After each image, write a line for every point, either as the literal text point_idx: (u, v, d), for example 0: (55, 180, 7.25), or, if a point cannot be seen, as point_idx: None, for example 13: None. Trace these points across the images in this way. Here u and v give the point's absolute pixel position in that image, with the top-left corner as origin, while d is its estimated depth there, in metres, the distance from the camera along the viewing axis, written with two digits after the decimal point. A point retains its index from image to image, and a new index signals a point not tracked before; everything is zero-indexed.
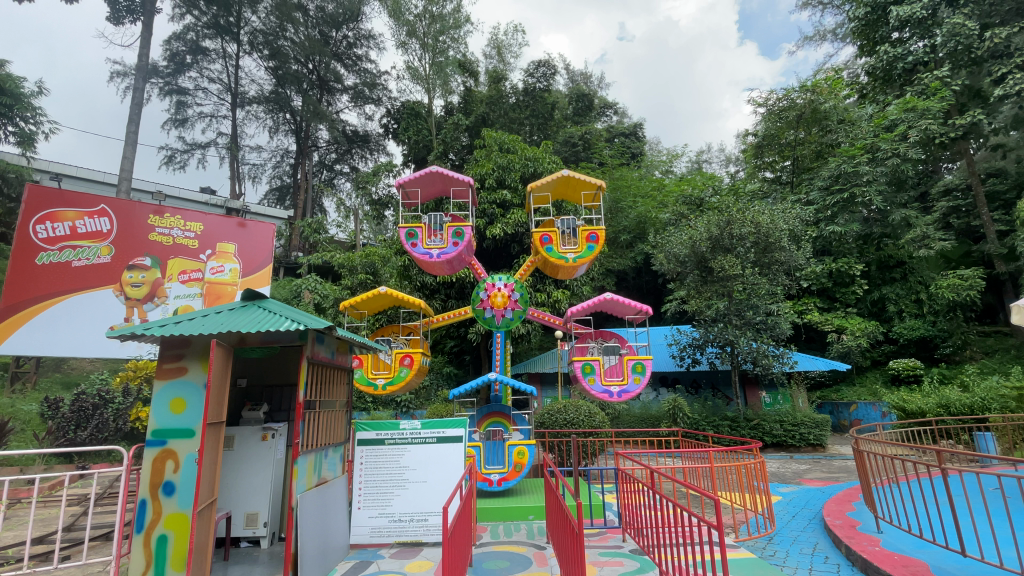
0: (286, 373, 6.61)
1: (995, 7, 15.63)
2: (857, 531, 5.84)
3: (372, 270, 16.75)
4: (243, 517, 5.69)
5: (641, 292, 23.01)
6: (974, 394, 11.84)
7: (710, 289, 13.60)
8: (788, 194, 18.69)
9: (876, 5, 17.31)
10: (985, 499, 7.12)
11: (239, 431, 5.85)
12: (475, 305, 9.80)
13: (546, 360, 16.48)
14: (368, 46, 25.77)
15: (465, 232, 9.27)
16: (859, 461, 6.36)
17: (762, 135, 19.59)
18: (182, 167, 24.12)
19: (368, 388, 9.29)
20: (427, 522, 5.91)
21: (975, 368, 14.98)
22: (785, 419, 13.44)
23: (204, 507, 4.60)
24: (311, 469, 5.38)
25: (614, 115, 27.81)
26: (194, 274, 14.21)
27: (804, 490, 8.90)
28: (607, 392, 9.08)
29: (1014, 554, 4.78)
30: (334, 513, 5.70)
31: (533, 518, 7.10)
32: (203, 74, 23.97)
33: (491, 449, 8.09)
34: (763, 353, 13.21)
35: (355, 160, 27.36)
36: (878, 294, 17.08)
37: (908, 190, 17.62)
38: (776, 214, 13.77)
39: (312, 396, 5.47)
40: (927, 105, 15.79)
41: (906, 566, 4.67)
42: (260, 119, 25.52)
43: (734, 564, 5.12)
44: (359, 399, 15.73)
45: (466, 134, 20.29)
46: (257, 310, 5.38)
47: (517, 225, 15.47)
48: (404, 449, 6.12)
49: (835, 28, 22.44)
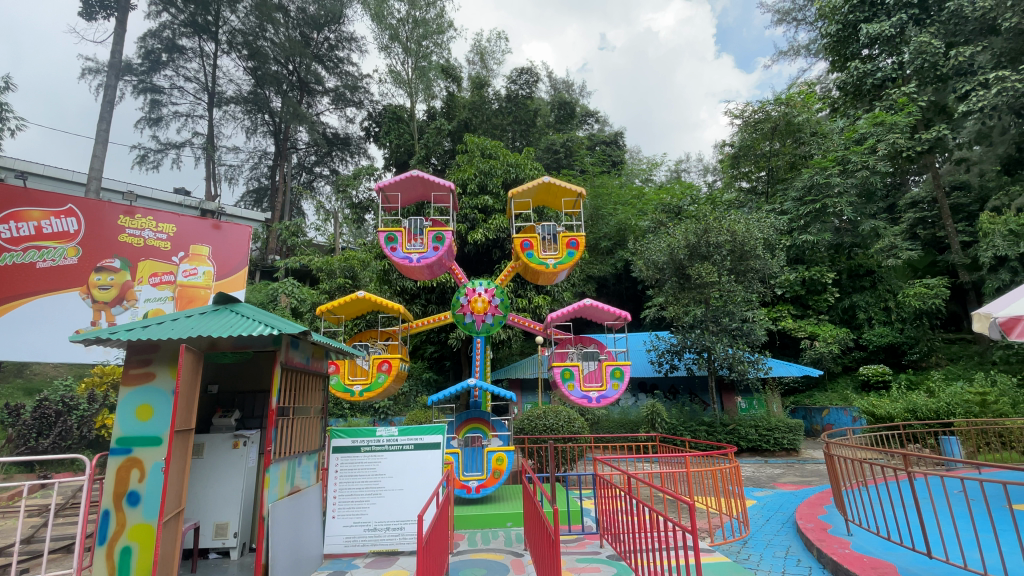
0: (259, 379, 6.47)
1: (960, 26, 16.03)
2: (828, 534, 5.96)
3: (351, 274, 16.61)
4: (212, 527, 5.52)
5: (620, 299, 23.28)
6: (939, 398, 12.23)
7: (688, 296, 13.81)
8: (763, 204, 19.15)
9: (846, 22, 17.94)
10: (950, 501, 7.34)
11: (209, 438, 5.70)
12: (455, 310, 9.73)
13: (526, 366, 16.49)
14: (350, 49, 25.56)
15: (446, 237, 9.24)
16: (829, 464, 6.46)
17: (738, 146, 19.91)
18: (156, 167, 23.53)
19: (344, 394, 9.07)
20: (403, 531, 5.78)
21: (941, 375, 15.52)
22: (760, 424, 13.65)
23: (170, 517, 4.43)
24: (284, 477, 5.26)
25: (595, 123, 28.11)
26: (166, 277, 13.76)
27: (777, 494, 9.06)
28: (586, 398, 9.08)
29: (979, 556, 4.92)
30: (307, 522, 5.58)
31: (511, 525, 7.06)
32: (179, 73, 23.43)
33: (470, 455, 8.03)
34: (738, 359, 13.43)
35: (335, 163, 27.12)
36: (849, 302, 17.58)
37: (878, 202, 18.24)
38: (751, 223, 14.05)
39: (286, 403, 5.34)
40: (894, 120, 16.42)
41: (875, 568, 4.78)
42: (237, 120, 25.04)
43: (707, 568, 5.19)
44: (337, 406, 15.51)
45: (448, 139, 20.18)
46: (230, 314, 5.27)
47: (499, 230, 15.45)
48: (380, 456, 6.02)
49: (808, 43, 23.16)
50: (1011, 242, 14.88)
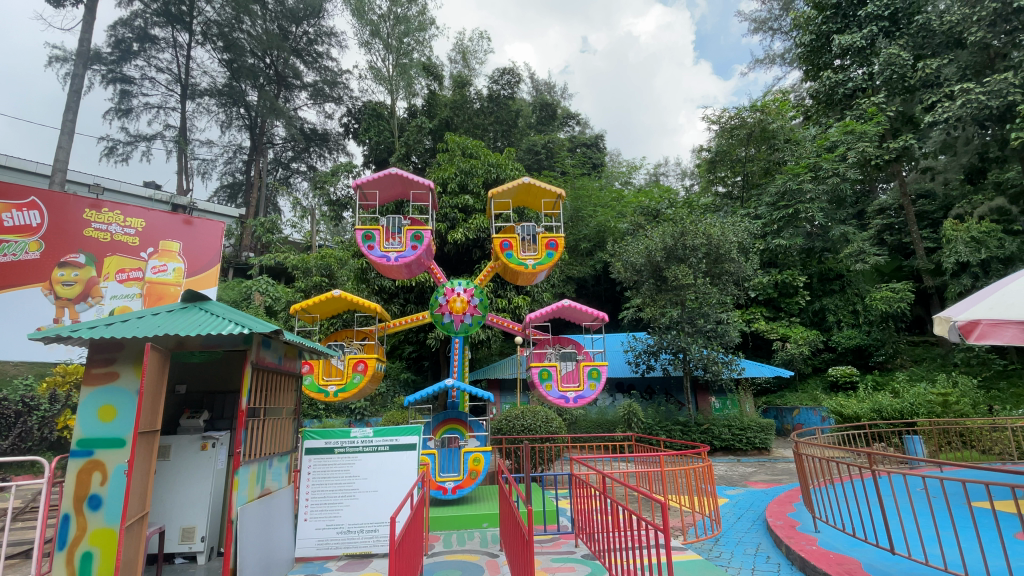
0: (229, 379, 6.32)
1: (927, 39, 16.68)
2: (796, 530, 6.13)
3: (327, 272, 16.46)
4: (178, 531, 5.35)
5: (599, 300, 23.47)
6: (904, 398, 12.68)
7: (665, 297, 13.96)
8: (738, 208, 19.59)
9: (820, 33, 18.47)
10: (913, 499, 7.61)
11: (176, 439, 5.53)
12: (434, 310, 9.66)
13: (505, 367, 16.50)
14: (330, 44, 25.14)
15: (424, 236, 9.15)
16: (798, 463, 6.63)
17: (714, 151, 20.32)
18: (125, 160, 22.78)
19: (318, 395, 8.90)
20: (376, 533, 5.72)
21: (906, 376, 16.08)
22: (733, 423, 13.94)
23: (134, 521, 4.28)
24: (254, 479, 5.15)
25: (576, 125, 28.33)
26: (134, 273, 13.29)
27: (749, 492, 9.25)
28: (564, 399, 9.11)
29: (939, 552, 5.11)
30: (278, 526, 5.46)
31: (487, 525, 7.05)
32: (150, 63, 22.73)
33: (446, 457, 7.92)
34: (712, 360, 13.70)
35: (313, 159, 26.69)
36: (819, 305, 18.08)
37: (848, 208, 18.79)
38: (726, 227, 14.32)
39: (256, 404, 5.22)
40: (863, 129, 16.94)
41: (840, 564, 4.92)
42: (211, 113, 24.43)
43: (680, 566, 5.24)
44: (312, 406, 15.28)
45: (429, 138, 19.96)
46: (199, 312, 5.13)
47: (479, 230, 15.39)
48: (355, 458, 5.93)
49: (783, 52, 23.74)
50: (972, 248, 15.54)
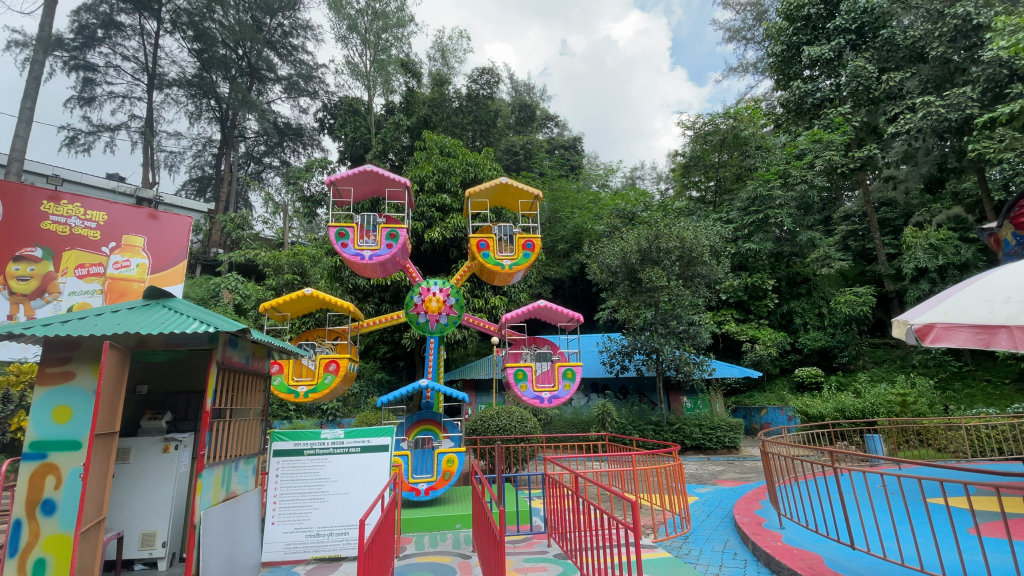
0: (193, 379, 6.12)
1: (892, 53, 17.36)
2: (762, 527, 6.29)
3: (300, 270, 16.17)
4: (138, 536, 5.14)
5: (575, 300, 23.65)
6: (865, 398, 13.15)
7: (639, 299, 14.16)
8: (711, 212, 20.06)
9: (790, 44, 19.04)
10: (872, 495, 7.90)
11: (137, 442, 5.32)
12: (409, 309, 9.55)
13: (481, 367, 16.47)
14: (306, 37, 24.64)
15: (400, 235, 9.05)
16: (764, 461, 6.81)
17: (689, 156, 20.73)
18: (87, 150, 21.85)
19: (288, 396, 8.70)
20: (347, 535, 5.61)
21: (867, 376, 16.72)
22: (703, 423, 14.23)
23: (90, 527, 4.09)
24: (219, 483, 5.00)
25: (554, 127, 28.53)
26: (93, 268, 12.54)
27: (718, 491, 9.46)
28: (538, 399, 9.13)
29: (896, 547, 5.32)
30: (243, 530, 5.31)
31: (460, 527, 7.02)
32: (116, 51, 21.89)
33: (420, 457, 7.84)
34: (684, 360, 13.96)
35: (287, 154, 26.10)
36: (787, 308, 18.63)
37: (815, 214, 19.41)
38: (699, 230, 14.58)
39: (222, 404, 5.07)
40: (830, 138, 17.49)
41: (803, 559, 5.08)
42: (179, 104, 23.66)
43: (650, 565, 5.30)
44: (282, 407, 14.97)
45: (407, 135, 19.69)
46: (162, 310, 4.95)
47: (456, 230, 15.30)
48: (325, 460, 5.82)
49: (756, 61, 24.36)
50: (931, 254, 16.24)
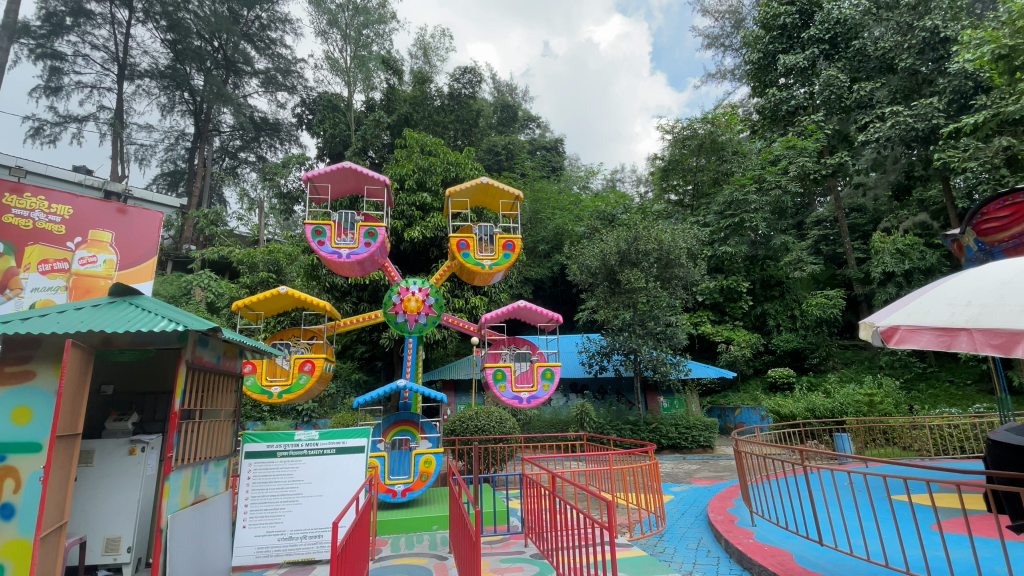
0: (161, 379, 5.94)
1: (863, 63, 17.89)
2: (735, 525, 6.42)
3: (275, 268, 15.91)
4: (102, 542, 4.94)
5: (555, 301, 23.76)
6: (835, 398, 13.53)
7: (618, 300, 14.31)
8: (688, 216, 20.42)
9: (766, 52, 19.48)
10: (841, 492, 8.13)
11: (101, 444, 5.14)
12: (387, 309, 9.44)
13: (460, 367, 16.43)
14: (284, 31, 24.14)
15: (379, 233, 8.95)
16: (737, 460, 6.94)
17: (667, 160, 21.05)
18: (53, 142, 21.03)
19: (261, 396, 8.53)
20: (320, 539, 5.51)
21: (837, 377, 17.24)
22: (680, 422, 14.46)
23: (51, 531, 3.93)
24: (187, 485, 4.87)
25: (536, 128, 28.61)
26: (58, 264, 11.33)
27: (693, 489, 9.62)
28: (517, 399, 9.15)
29: (863, 543, 5.48)
30: (212, 535, 5.17)
31: (437, 528, 6.97)
32: (85, 39, 21.14)
33: (397, 458, 7.77)
34: (661, 361, 14.17)
35: (263, 149, 25.59)
36: (761, 310, 19.08)
37: (788, 219, 19.91)
38: (677, 232, 14.78)
39: (191, 406, 4.94)
40: (803, 144, 17.97)
41: (773, 556, 5.20)
42: (151, 96, 22.93)
43: (626, 563, 5.36)
44: (255, 408, 14.71)
45: (387, 133, 19.44)
46: (128, 308, 4.80)
47: (436, 229, 15.22)
48: (299, 461, 5.72)
49: (733, 68, 24.84)
50: (898, 259, 16.83)
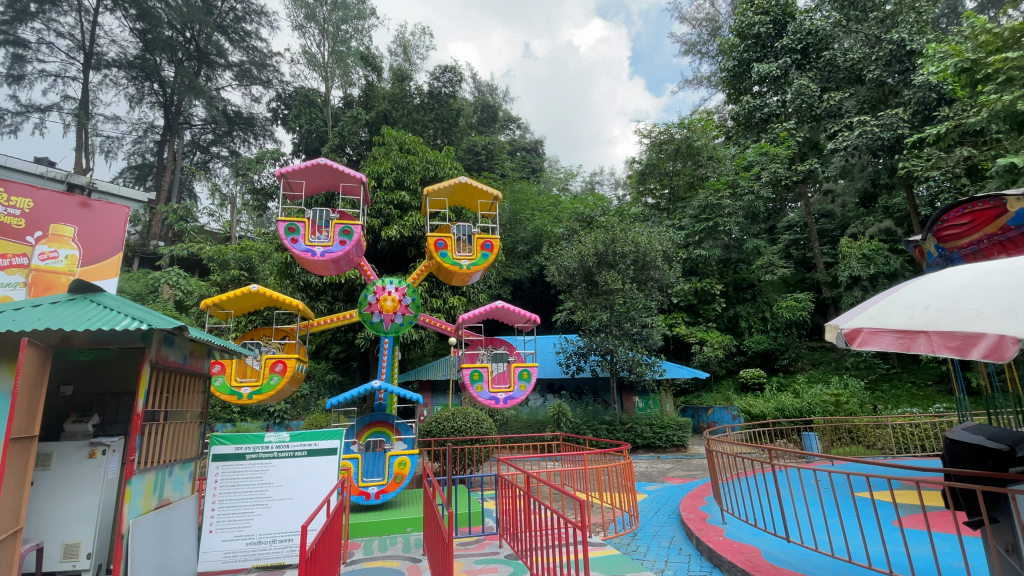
0: (125, 380, 5.74)
1: (833, 74, 18.49)
2: (706, 522, 6.56)
3: (247, 266, 15.59)
4: (60, 548, 4.73)
5: (534, 302, 23.85)
6: (803, 398, 13.93)
7: (595, 301, 14.46)
8: (665, 219, 20.76)
9: (741, 60, 19.93)
10: (808, 490, 8.37)
11: (59, 446, 4.94)
12: (363, 308, 9.31)
13: (437, 367, 16.35)
14: (260, 23, 23.58)
15: (354, 231, 8.82)
16: (709, 459, 7.07)
17: (645, 163, 21.38)
18: (14, 132, 20.15)
19: (230, 397, 8.31)
20: (290, 542, 5.40)
21: (806, 377, 17.70)
22: (654, 422, 14.67)
23: (5, 537, 3.75)
24: (150, 489, 4.72)
25: (516, 129, 28.66)
26: (16, 260, 10.17)
27: (666, 488, 9.76)
28: (493, 400, 9.14)
29: (828, 540, 5.66)
30: (176, 539, 5.02)
31: (411, 530, 6.91)
32: (50, 26, 20.31)
33: (371, 460, 7.67)
34: (637, 361, 14.37)
35: (236, 144, 24.99)
36: (733, 312, 19.56)
37: (760, 223, 20.40)
38: (653, 235, 14.99)
39: (155, 407, 4.79)
40: (775, 151, 18.47)
41: (742, 552, 5.33)
42: (119, 86, 22.13)
43: (599, 562, 5.41)
44: (225, 409, 14.38)
45: (365, 130, 19.23)
46: (89, 305, 4.63)
47: (414, 228, 15.10)
48: (269, 464, 5.60)
49: (709, 75, 25.35)
50: (863, 264, 17.42)
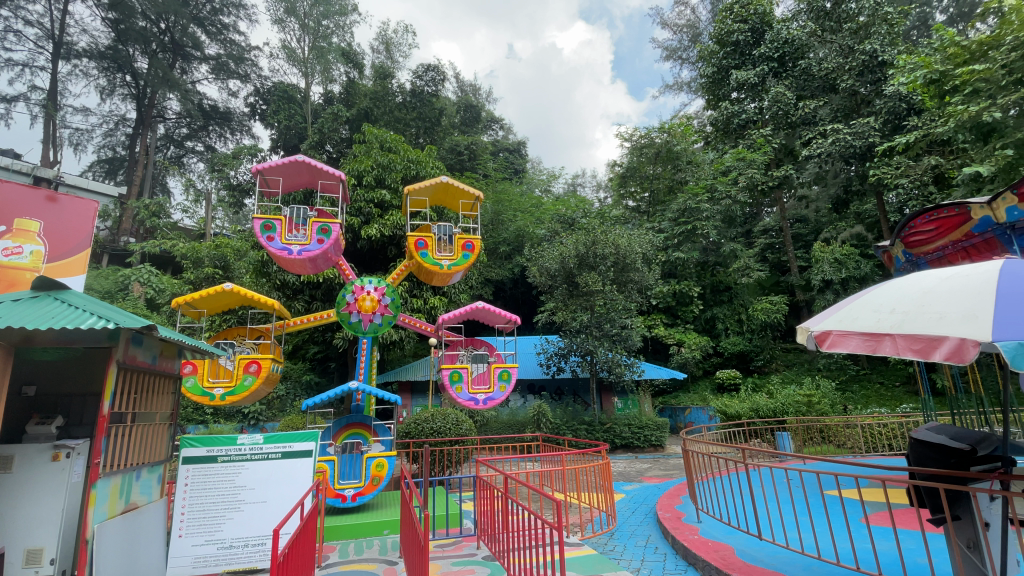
0: (91, 380, 5.53)
1: (808, 82, 18.97)
2: (682, 521, 6.65)
3: (222, 263, 15.30)
4: (22, 554, 4.54)
5: (515, 303, 23.88)
6: (777, 399, 14.25)
7: (576, 302, 14.56)
8: (644, 221, 21.02)
9: (720, 66, 20.30)
10: (780, 489, 8.56)
11: (22, 449, 4.75)
12: (340, 308, 9.20)
13: (417, 368, 16.26)
14: (238, 16, 23.00)
15: (332, 230, 8.69)
16: (685, 459, 7.18)
17: (626, 167, 21.62)
18: None
19: (202, 398, 8.13)
20: (263, 547, 5.29)
21: (779, 378, 18.09)
22: (632, 422, 14.84)
23: None
24: (117, 493, 4.58)
25: (499, 130, 28.64)
26: None
27: (643, 488, 9.88)
28: (473, 400, 9.12)
29: (798, 537, 5.81)
30: (143, 543, 4.88)
31: (388, 532, 6.84)
32: (16, 13, 19.57)
33: (348, 462, 7.58)
34: (616, 362, 14.51)
35: (212, 138, 24.43)
36: (710, 314, 19.94)
37: (738, 227, 20.80)
38: (633, 237, 15.15)
39: (122, 408, 4.66)
40: (752, 157, 18.64)
41: (716, 551, 5.42)
42: (89, 77, 21.41)
43: (576, 562, 5.44)
44: (198, 410, 14.10)
45: (346, 127, 19.02)
46: (53, 303, 4.46)
47: (395, 227, 14.97)
48: (241, 466, 5.49)
49: (689, 81, 25.76)
50: (835, 268, 17.90)
